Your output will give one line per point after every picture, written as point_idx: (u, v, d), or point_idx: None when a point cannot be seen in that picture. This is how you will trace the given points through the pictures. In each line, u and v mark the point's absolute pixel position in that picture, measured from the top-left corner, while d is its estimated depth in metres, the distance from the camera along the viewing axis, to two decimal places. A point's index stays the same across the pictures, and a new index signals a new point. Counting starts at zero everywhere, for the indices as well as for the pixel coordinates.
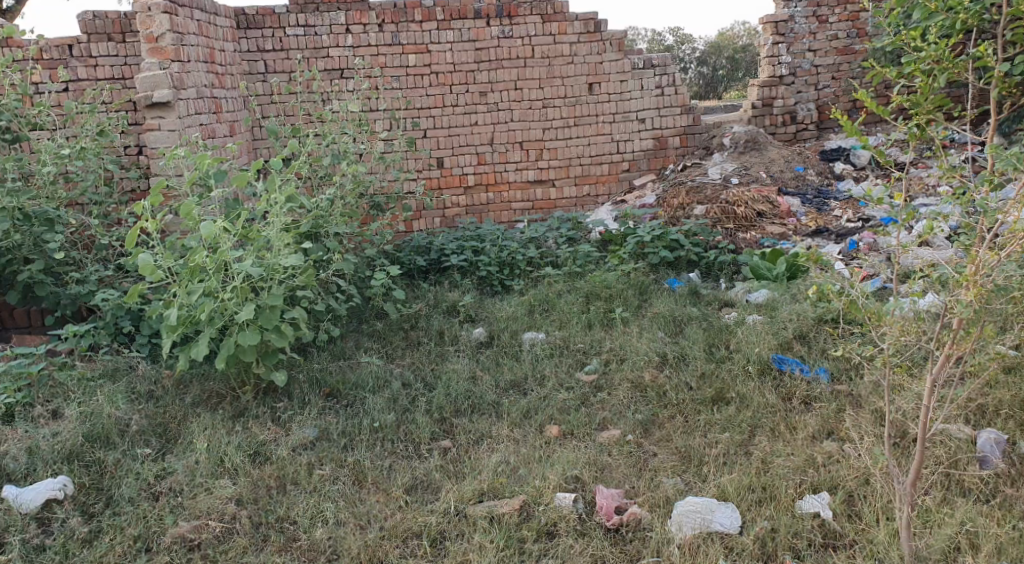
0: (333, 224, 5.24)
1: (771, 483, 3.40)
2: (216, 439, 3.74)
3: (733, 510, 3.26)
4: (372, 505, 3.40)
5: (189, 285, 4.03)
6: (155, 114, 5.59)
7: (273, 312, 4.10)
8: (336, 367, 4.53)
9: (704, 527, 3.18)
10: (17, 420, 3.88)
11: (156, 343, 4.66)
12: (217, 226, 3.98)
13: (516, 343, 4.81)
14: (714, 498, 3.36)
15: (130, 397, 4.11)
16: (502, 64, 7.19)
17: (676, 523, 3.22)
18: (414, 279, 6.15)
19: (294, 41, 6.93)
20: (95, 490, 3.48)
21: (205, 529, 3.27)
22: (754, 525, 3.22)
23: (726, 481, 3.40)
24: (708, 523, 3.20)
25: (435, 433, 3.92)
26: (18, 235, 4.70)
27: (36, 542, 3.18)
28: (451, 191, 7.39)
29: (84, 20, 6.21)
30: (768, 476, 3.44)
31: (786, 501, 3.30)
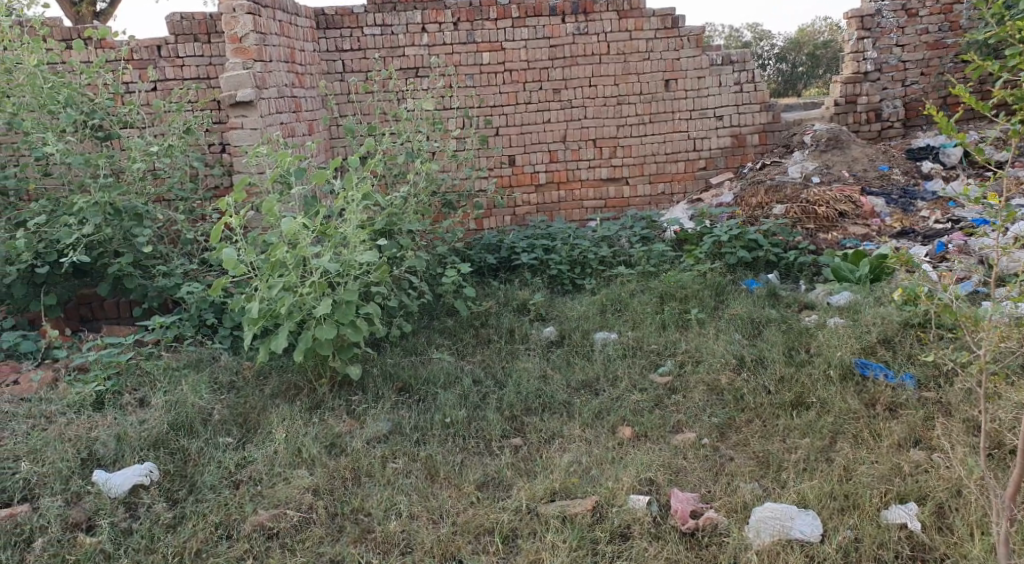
0: (407, 221, 5.30)
1: (854, 491, 3.31)
2: (294, 430, 3.82)
3: (814, 518, 3.18)
4: (445, 499, 3.42)
5: (270, 279, 4.12)
6: (238, 113, 5.74)
7: (349, 306, 4.17)
8: (409, 363, 4.59)
9: (783, 534, 3.11)
10: (107, 407, 4.04)
11: (238, 335, 4.81)
12: (297, 223, 4.06)
13: (588, 342, 4.78)
14: (794, 504, 3.28)
15: (212, 387, 4.23)
16: (577, 61, 7.18)
17: (754, 529, 3.15)
18: (485, 277, 6.18)
19: (371, 40, 7.02)
20: (178, 477, 3.59)
21: (283, 518, 3.34)
22: (837, 533, 3.14)
23: (807, 487, 3.32)
24: (788, 530, 3.12)
25: (506, 430, 3.93)
26: (109, 229, 4.88)
27: (124, 525, 3.29)
28: (523, 189, 7.39)
29: (171, 21, 6.40)
30: (851, 484, 3.34)
31: (870, 509, 3.21)
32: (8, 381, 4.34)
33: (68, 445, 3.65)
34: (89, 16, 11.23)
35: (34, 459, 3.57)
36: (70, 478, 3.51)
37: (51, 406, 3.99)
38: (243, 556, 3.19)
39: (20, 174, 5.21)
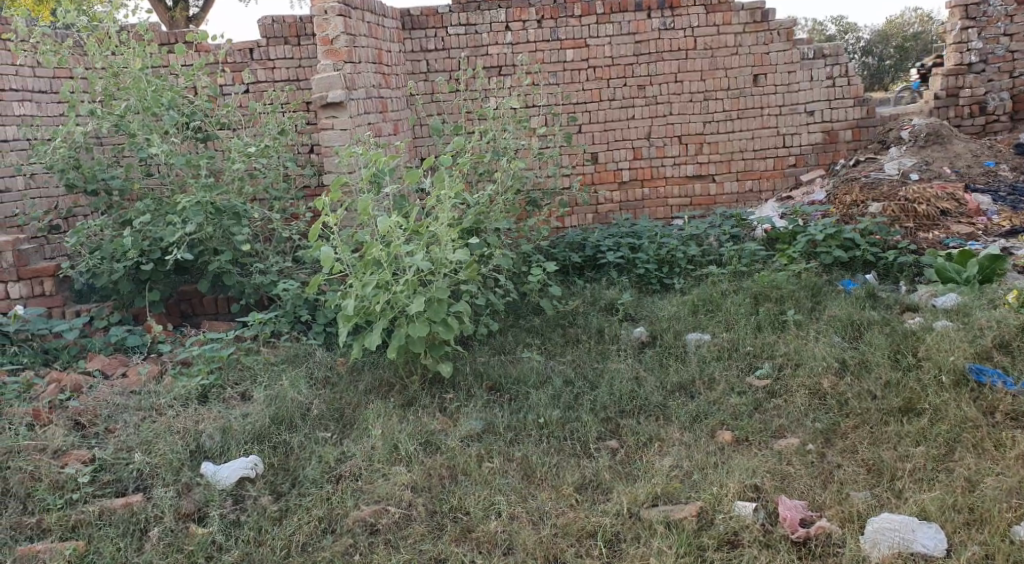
0: (493, 220, 5.32)
1: (979, 504, 3.17)
2: (390, 427, 3.87)
3: (936, 531, 3.07)
4: (544, 501, 3.42)
5: (364, 277, 4.18)
6: (329, 114, 5.83)
7: (441, 305, 4.19)
8: (498, 361, 4.61)
9: (903, 546, 3.01)
10: (211, 401, 4.17)
11: (331, 331, 4.91)
12: (391, 221, 4.10)
13: (681, 343, 4.71)
14: (914, 516, 3.17)
15: (309, 383, 4.32)
16: (663, 57, 7.09)
17: (871, 540, 3.06)
18: (569, 275, 6.16)
19: (455, 40, 7.05)
20: (281, 470, 3.68)
21: (385, 515, 3.39)
22: (963, 549, 3.02)
23: (927, 499, 3.20)
24: (908, 543, 3.02)
25: (601, 432, 3.90)
26: (210, 227, 5.03)
27: (232, 517, 3.39)
28: (606, 186, 7.32)
29: (264, 25, 6.54)
30: (976, 497, 3.21)
31: (1000, 525, 3.06)
32: (117, 373, 4.52)
33: (177, 437, 3.77)
34: (183, 21, 11.62)
35: (146, 450, 3.71)
36: (180, 469, 3.63)
37: (158, 398, 4.13)
38: (347, 550, 3.24)
39: (127, 175, 5.42)
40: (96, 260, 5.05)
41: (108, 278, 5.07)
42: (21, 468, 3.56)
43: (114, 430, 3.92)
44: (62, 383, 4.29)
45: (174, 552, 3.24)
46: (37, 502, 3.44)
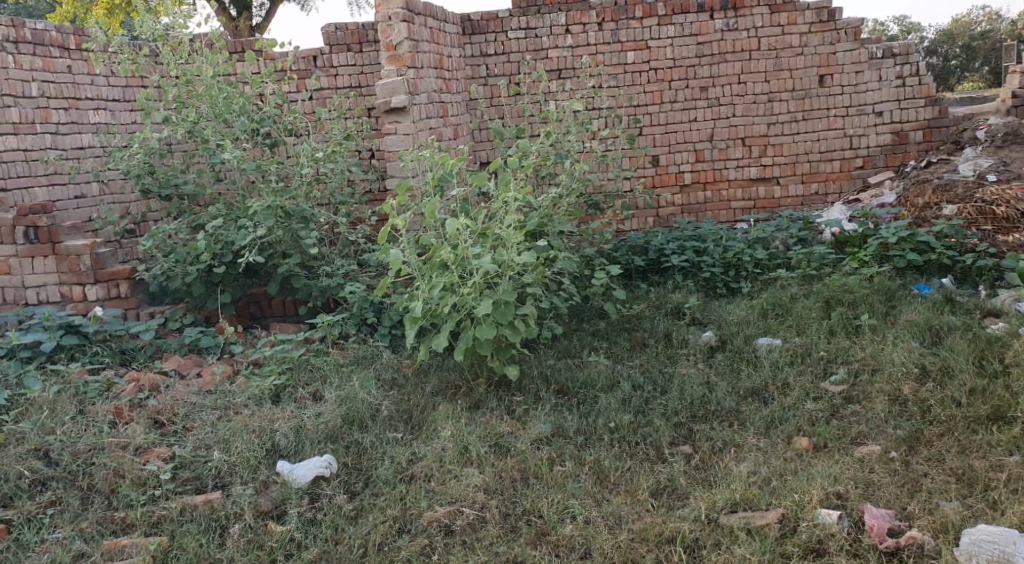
0: (557, 223, 5.30)
1: None
2: (460, 429, 3.90)
3: None
4: (620, 505, 3.39)
5: (432, 280, 4.19)
6: (392, 119, 5.86)
7: (508, 307, 4.17)
8: (565, 365, 4.60)
9: (1001, 559, 2.89)
10: (283, 400, 4.24)
11: (397, 334, 4.94)
12: (458, 224, 4.10)
13: (751, 348, 4.64)
14: (1013, 528, 3.05)
15: (378, 384, 4.36)
16: (726, 58, 7.00)
17: (966, 553, 2.95)
18: (632, 279, 6.11)
19: (515, 43, 7.04)
20: (354, 470, 3.73)
21: (460, 516, 3.39)
22: None
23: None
24: (1008, 556, 2.89)
25: (674, 437, 3.87)
26: (281, 231, 5.10)
27: (309, 515, 3.43)
28: (667, 189, 7.24)
29: (327, 32, 6.63)
30: None
31: None
32: (192, 373, 4.63)
33: (253, 435, 3.85)
34: (246, 31, 11.84)
35: (224, 448, 3.80)
36: (257, 468, 3.71)
37: (233, 398, 4.22)
38: (424, 550, 3.25)
39: (198, 180, 5.54)
40: (171, 263, 5.17)
41: (182, 280, 5.19)
42: (104, 465, 3.67)
43: (191, 428, 4.02)
44: (140, 382, 4.43)
45: (255, 548, 3.28)
46: (122, 498, 3.54)
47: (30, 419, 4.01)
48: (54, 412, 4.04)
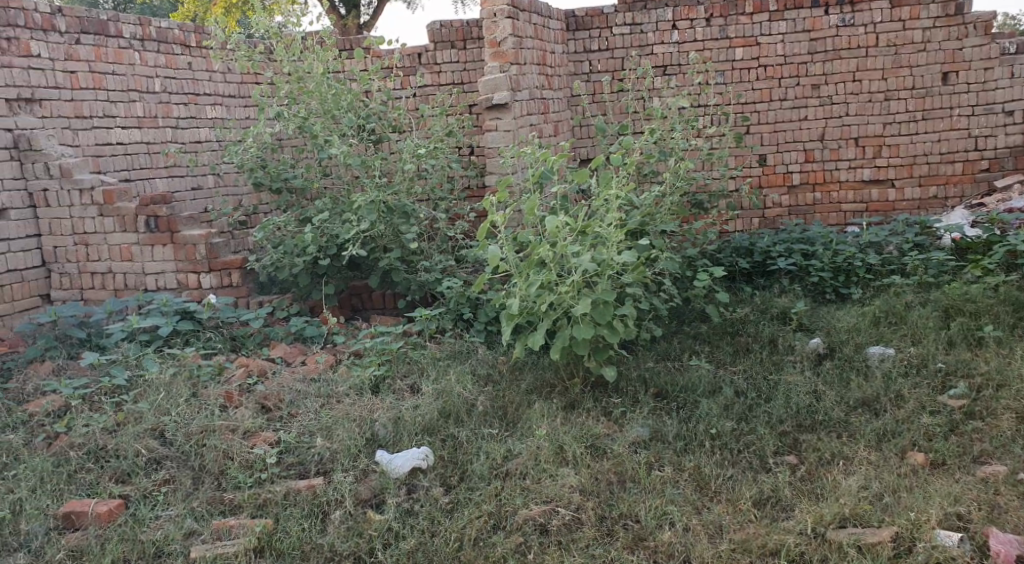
0: (659, 222, 5.19)
1: None
2: (556, 429, 3.87)
3: None
4: (721, 514, 3.30)
5: (529, 277, 4.16)
6: (493, 115, 5.86)
7: (607, 307, 4.11)
8: (665, 368, 4.51)
9: None
10: (382, 392, 4.30)
11: (493, 330, 4.94)
12: (558, 221, 4.04)
13: (862, 357, 4.46)
14: None
15: (475, 379, 4.37)
16: (841, 54, 6.73)
17: None
18: (736, 281, 5.95)
19: (620, 40, 6.95)
20: (450, 463, 3.75)
21: (556, 515, 3.37)
22: None
23: None
24: None
25: (778, 447, 3.76)
26: (383, 225, 5.16)
27: (406, 506, 3.47)
28: (774, 190, 7.01)
29: (432, 30, 6.68)
30: None
31: None
32: (297, 361, 4.75)
33: (354, 424, 3.93)
34: (355, 29, 12.09)
35: (326, 435, 3.89)
36: (357, 456, 3.77)
37: (335, 386, 4.31)
38: (519, 547, 3.23)
39: (306, 174, 5.66)
40: (280, 255, 5.31)
41: (289, 271, 5.32)
42: (215, 447, 3.81)
43: (296, 414, 4.13)
44: (249, 367, 4.58)
45: (354, 535, 3.33)
46: (230, 480, 3.66)
47: (147, 399, 4.19)
48: (170, 392, 4.22)
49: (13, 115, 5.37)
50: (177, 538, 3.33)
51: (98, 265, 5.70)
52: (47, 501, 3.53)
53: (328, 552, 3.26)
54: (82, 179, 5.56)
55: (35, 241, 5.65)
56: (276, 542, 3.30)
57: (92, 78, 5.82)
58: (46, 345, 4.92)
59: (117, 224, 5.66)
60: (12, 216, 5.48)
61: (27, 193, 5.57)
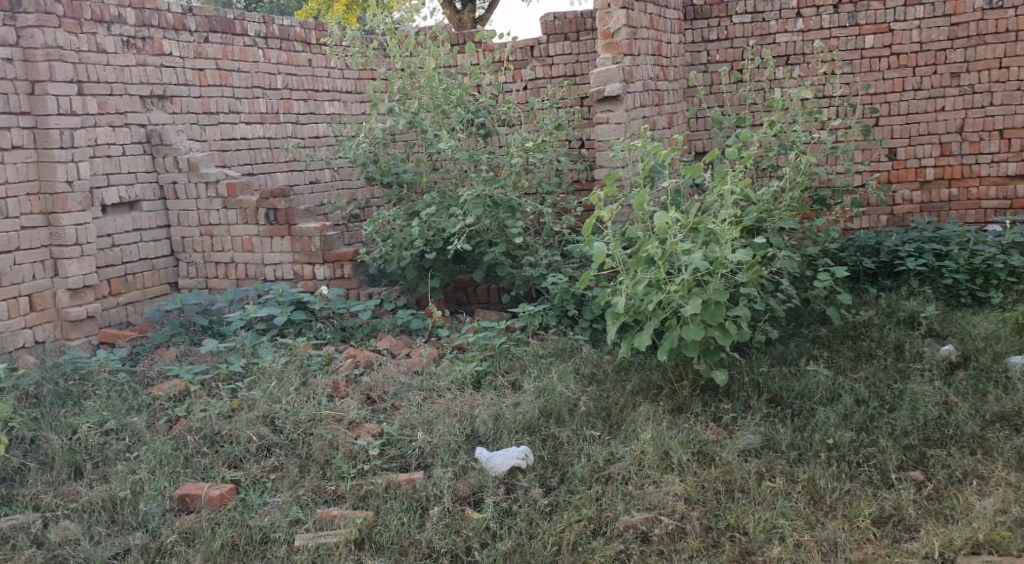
0: (777, 219, 4.94)
1: None
2: (661, 433, 3.73)
3: None
4: (836, 532, 3.10)
5: (636, 275, 4.02)
6: (605, 108, 5.73)
7: (718, 308, 3.93)
8: (779, 373, 4.29)
9: None
10: (484, 388, 4.26)
11: (598, 328, 4.83)
12: (668, 217, 3.88)
13: (1001, 368, 4.12)
14: None
15: (578, 378, 4.27)
16: (985, 40, 6.26)
17: None
18: (860, 282, 5.62)
19: (740, 29, 6.68)
20: (551, 464, 3.67)
21: (658, 523, 3.23)
22: None
23: None
24: None
25: (902, 461, 3.51)
26: (488, 220, 5.12)
27: (505, 506, 3.40)
28: (905, 186, 6.59)
29: (545, 22, 6.59)
30: None
31: None
32: (402, 354, 4.77)
33: (455, 420, 3.90)
34: (470, 23, 12.14)
35: (427, 429, 3.87)
36: (457, 452, 3.74)
37: (438, 381, 4.30)
38: (619, 555, 3.12)
39: (416, 169, 5.68)
40: (388, 248, 5.34)
41: (397, 264, 5.35)
42: (321, 436, 3.85)
43: (399, 407, 4.14)
44: (356, 358, 4.63)
45: (453, 533, 3.28)
46: (334, 470, 3.68)
47: (260, 387, 4.28)
48: (281, 381, 4.30)
49: (147, 112, 5.62)
50: (283, 526, 3.36)
51: (221, 255, 5.88)
52: (165, 483, 3.63)
53: (426, 548, 3.22)
54: (209, 173, 5.75)
55: (164, 232, 5.89)
56: (376, 535, 3.29)
57: (219, 76, 6.05)
58: (171, 332, 5.11)
59: (240, 217, 5.83)
60: (144, 208, 5.74)
61: (159, 186, 5.82)
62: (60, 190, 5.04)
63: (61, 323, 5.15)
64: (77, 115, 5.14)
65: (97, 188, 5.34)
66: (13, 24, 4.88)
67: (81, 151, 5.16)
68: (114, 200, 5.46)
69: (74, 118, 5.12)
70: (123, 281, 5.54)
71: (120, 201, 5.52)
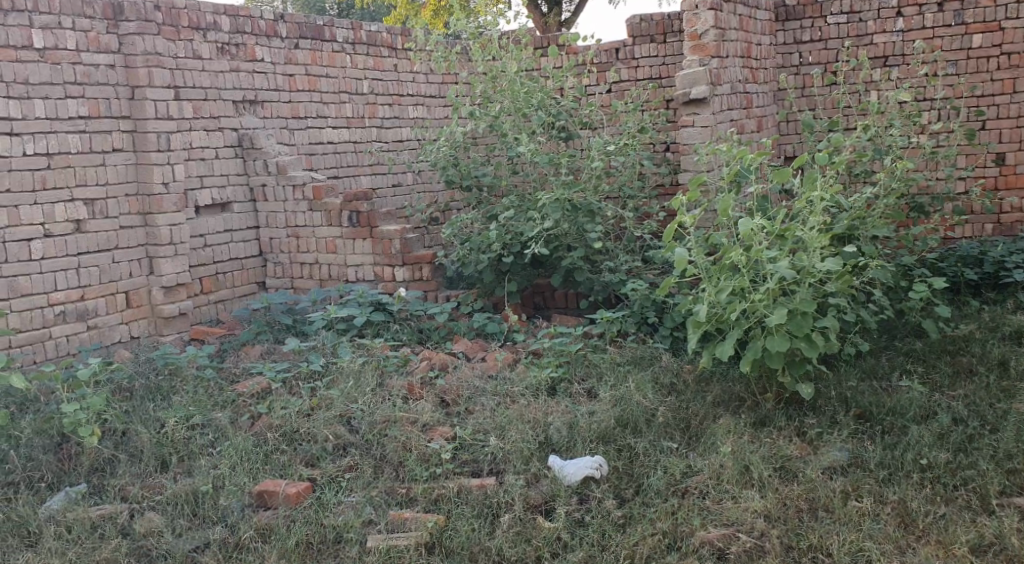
0: (871, 226, 4.72)
1: None
2: (742, 446, 3.60)
3: None
4: (928, 558, 2.92)
5: (718, 283, 3.89)
6: (690, 111, 5.61)
7: (805, 318, 3.76)
8: (870, 388, 4.09)
9: None
10: (559, 395, 4.20)
11: (679, 336, 4.71)
12: (753, 224, 3.74)
13: None
14: None
15: (656, 388, 4.17)
16: None
17: None
18: (960, 294, 5.33)
19: (835, 29, 6.44)
20: (626, 475, 3.58)
21: (736, 540, 3.11)
22: None
23: None
24: None
25: (1004, 486, 3.29)
26: (567, 224, 5.05)
27: (577, 516, 3.33)
28: (1014, 193, 6.22)
29: (631, 24, 6.49)
30: None
31: None
32: (478, 358, 4.75)
33: (528, 427, 3.85)
34: (556, 26, 12.12)
35: (500, 435, 3.83)
36: (530, 459, 3.69)
37: (513, 386, 4.26)
38: None
39: (496, 172, 5.65)
40: (466, 251, 5.34)
41: (475, 268, 5.34)
42: (395, 438, 3.85)
43: (473, 411, 4.12)
44: (432, 361, 4.64)
45: (523, 542, 3.22)
46: (407, 472, 3.68)
47: (338, 387, 4.32)
48: (358, 382, 4.33)
49: (239, 116, 5.76)
50: (356, 526, 3.36)
51: (306, 255, 5.96)
52: (245, 479, 3.67)
53: (496, 556, 3.17)
54: (296, 176, 5.85)
55: (253, 232, 6.03)
56: (446, 540, 3.26)
57: (308, 81, 6.17)
58: (257, 330, 5.22)
59: (324, 219, 5.90)
60: (235, 209, 5.89)
61: (249, 188, 5.96)
62: (156, 191, 5.21)
63: (156, 319, 5.32)
64: (173, 118, 5.30)
65: (191, 189, 5.50)
66: (115, 31, 5.08)
67: (177, 153, 5.33)
68: (207, 201, 5.62)
69: (170, 122, 5.29)
70: (214, 280, 5.70)
71: (212, 202, 5.68)
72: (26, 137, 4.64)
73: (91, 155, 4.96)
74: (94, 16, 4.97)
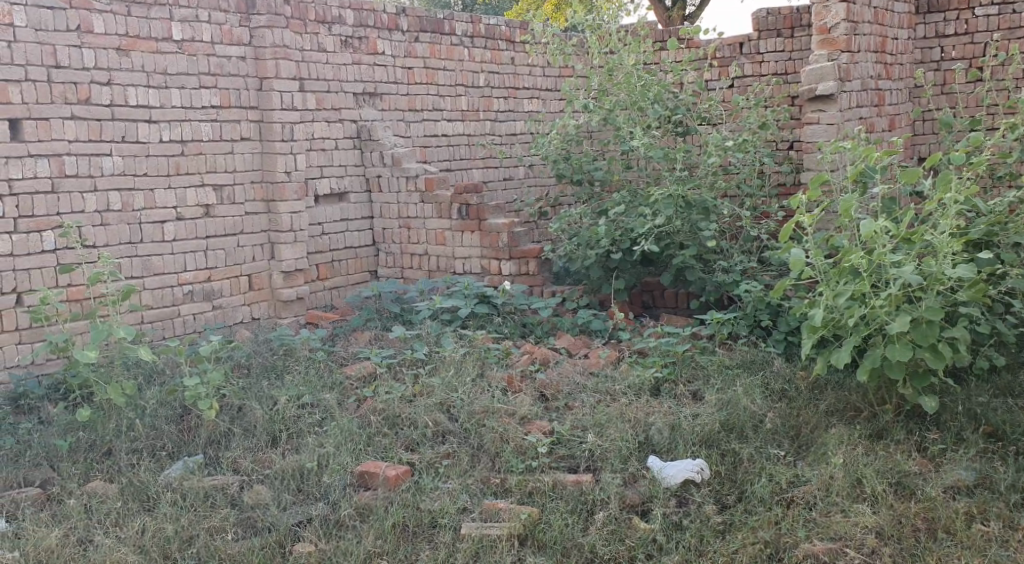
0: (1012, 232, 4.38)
1: None
2: (855, 458, 3.41)
3: None
4: None
5: (836, 286, 3.69)
6: (816, 107, 5.36)
7: (931, 327, 3.52)
8: (1003, 404, 3.81)
9: None
10: (663, 395, 4.10)
11: (793, 341, 4.51)
12: (876, 225, 3.52)
13: None
14: None
15: (766, 393, 4.01)
16: None
17: None
18: None
19: (982, 22, 6.08)
20: (728, 480, 3.45)
21: (843, 555, 2.94)
22: None
23: None
24: None
25: None
26: (680, 221, 4.92)
27: (675, 518, 3.23)
28: None
29: (757, 17, 6.31)
30: None
31: None
32: (580, 354, 4.70)
33: (629, 426, 3.77)
34: (679, 20, 11.90)
35: (599, 432, 3.77)
36: (628, 458, 3.61)
37: (614, 384, 4.19)
38: None
39: (609, 167, 5.57)
40: (573, 246, 5.30)
41: (583, 263, 5.29)
42: (494, 429, 3.85)
43: (572, 407, 4.08)
44: (534, 355, 4.62)
45: (618, 540, 3.15)
46: (503, 463, 3.67)
47: (440, 375, 4.35)
48: (460, 371, 4.36)
49: (359, 109, 5.90)
50: (450, 513, 3.35)
51: (417, 247, 6.04)
52: (348, 458, 3.73)
53: (589, 553, 3.10)
54: (410, 168, 5.92)
55: (368, 223, 6.16)
56: (539, 534, 3.22)
57: (426, 74, 6.27)
58: (367, 316, 5.32)
59: (434, 211, 5.95)
60: (351, 199, 6.02)
61: (365, 178, 6.08)
62: (280, 179, 5.39)
63: (275, 302, 5.51)
64: (297, 110, 5.48)
65: (311, 179, 5.68)
66: (246, 25, 5.28)
67: (299, 144, 5.50)
68: (326, 191, 5.78)
69: (295, 113, 5.46)
70: (330, 267, 5.87)
71: (331, 192, 5.84)
72: (162, 125, 4.89)
73: (220, 142, 5.18)
74: (229, 10, 5.18)
